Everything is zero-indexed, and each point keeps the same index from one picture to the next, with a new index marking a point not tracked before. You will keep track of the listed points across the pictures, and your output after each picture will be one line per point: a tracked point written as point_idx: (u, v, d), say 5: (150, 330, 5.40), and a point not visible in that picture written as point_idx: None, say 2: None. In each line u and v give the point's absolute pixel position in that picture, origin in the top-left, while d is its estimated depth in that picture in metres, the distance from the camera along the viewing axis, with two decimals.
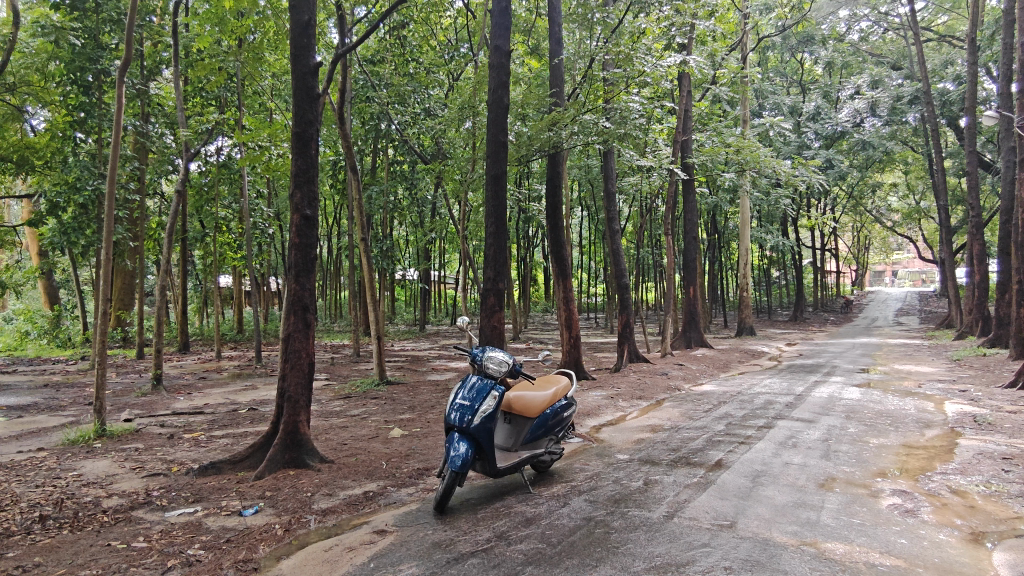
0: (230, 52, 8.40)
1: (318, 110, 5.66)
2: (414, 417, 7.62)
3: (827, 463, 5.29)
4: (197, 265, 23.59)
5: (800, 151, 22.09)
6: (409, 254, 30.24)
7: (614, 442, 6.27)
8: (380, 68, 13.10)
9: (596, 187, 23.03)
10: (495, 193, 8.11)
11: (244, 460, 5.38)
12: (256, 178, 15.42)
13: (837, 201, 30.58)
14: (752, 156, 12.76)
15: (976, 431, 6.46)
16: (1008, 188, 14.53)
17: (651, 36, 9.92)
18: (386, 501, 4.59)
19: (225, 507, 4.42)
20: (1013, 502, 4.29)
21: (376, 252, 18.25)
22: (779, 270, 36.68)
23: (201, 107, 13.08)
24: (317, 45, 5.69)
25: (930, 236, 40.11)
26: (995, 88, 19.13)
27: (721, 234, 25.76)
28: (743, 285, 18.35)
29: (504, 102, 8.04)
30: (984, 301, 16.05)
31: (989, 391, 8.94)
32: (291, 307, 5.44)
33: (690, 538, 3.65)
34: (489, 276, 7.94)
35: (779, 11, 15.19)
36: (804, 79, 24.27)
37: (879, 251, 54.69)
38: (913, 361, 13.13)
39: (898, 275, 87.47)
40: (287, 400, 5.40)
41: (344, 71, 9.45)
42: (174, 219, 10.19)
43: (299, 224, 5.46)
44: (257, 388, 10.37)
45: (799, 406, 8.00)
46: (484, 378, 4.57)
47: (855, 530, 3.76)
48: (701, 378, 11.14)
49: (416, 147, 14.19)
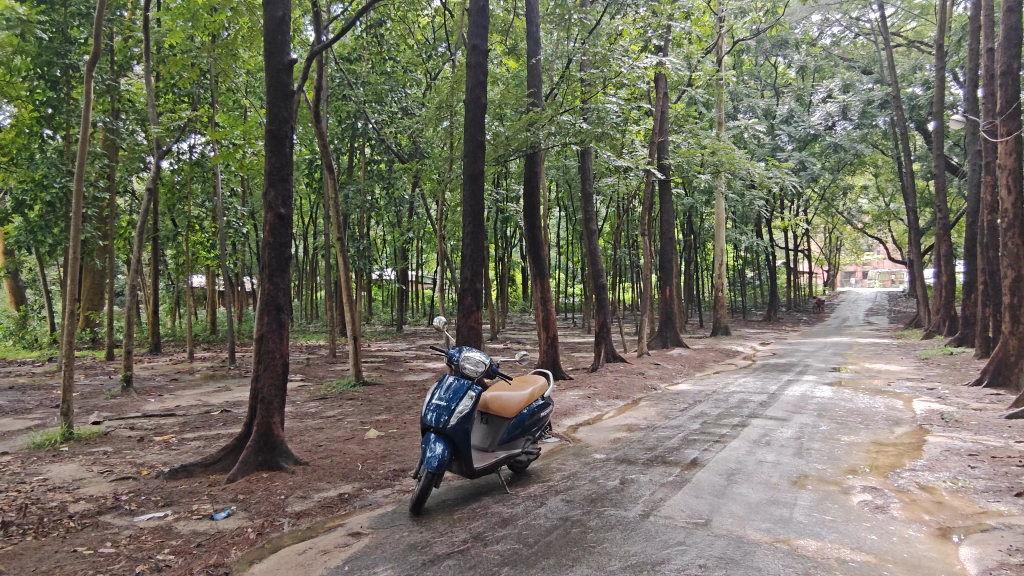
0: (202, 48, 8.24)
1: (292, 108, 5.59)
2: (390, 418, 7.57)
3: (799, 461, 5.36)
4: (169, 264, 23.21)
5: (773, 153, 22.44)
6: (386, 254, 30.08)
7: (590, 442, 6.27)
8: (357, 66, 13.05)
9: (573, 188, 23.15)
10: (472, 193, 8.06)
11: (216, 463, 5.28)
12: (229, 176, 15.11)
13: (810, 203, 31.02)
14: (727, 157, 13.08)
15: (943, 429, 6.59)
16: (974, 191, 14.86)
17: (628, 39, 10.07)
18: (361, 503, 4.55)
19: (196, 510, 4.34)
20: (979, 498, 4.39)
21: (352, 252, 18.13)
22: (754, 270, 37.28)
23: (174, 103, 12.78)
24: (293, 42, 5.61)
25: (899, 237, 40.89)
26: (961, 93, 19.69)
27: (696, 235, 26.04)
28: (719, 286, 18.50)
29: (482, 102, 8.02)
30: (951, 301, 16.52)
31: (955, 389, 9.13)
32: (265, 307, 5.36)
33: (665, 536, 3.67)
34: (465, 276, 7.90)
35: (754, 15, 15.32)
36: (777, 82, 24.71)
37: (850, 252, 55.62)
38: (884, 360, 13.31)
39: (868, 274, 89.29)
40: (261, 401, 5.33)
41: (321, 68, 9.22)
42: (146, 217, 9.80)
43: (273, 223, 5.38)
44: (230, 389, 10.27)
45: (772, 405, 8.08)
46: (460, 378, 4.56)
47: (827, 527, 3.81)
48: (677, 378, 11.19)
49: (393, 145, 14.13)
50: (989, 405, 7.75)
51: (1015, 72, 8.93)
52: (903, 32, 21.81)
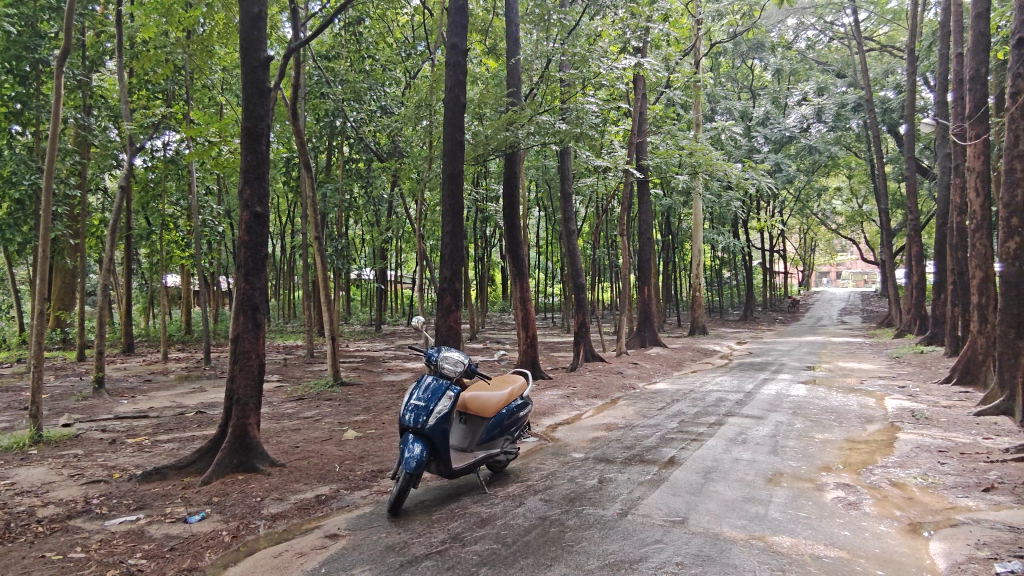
0: (177, 44, 8.10)
1: (268, 106, 5.52)
2: (368, 419, 7.52)
3: (774, 459, 5.43)
4: (142, 264, 22.82)
5: (749, 154, 22.71)
6: (365, 253, 29.86)
7: (569, 442, 6.28)
8: (335, 64, 12.96)
9: (553, 188, 23.22)
10: (450, 193, 8.02)
11: (190, 465, 5.20)
12: (204, 174, 14.86)
13: (786, 205, 31.46)
14: (705, 159, 13.21)
15: (914, 425, 6.73)
16: (944, 193, 15.17)
17: (607, 39, 10.16)
18: (338, 505, 4.51)
19: (170, 514, 4.27)
20: (949, 493, 4.49)
21: (330, 252, 17.98)
22: (731, 270, 37.67)
23: (147, 100, 12.57)
24: (269, 38, 5.54)
25: (872, 238, 41.61)
26: (932, 96, 20.12)
27: (674, 235, 26.24)
28: (696, 286, 18.63)
29: (461, 101, 7.99)
30: (921, 301, 16.89)
31: (926, 387, 9.32)
32: (240, 307, 5.29)
33: (643, 534, 3.70)
34: (444, 276, 7.88)
35: (731, 17, 15.43)
36: (754, 85, 25.02)
37: (824, 253, 56.44)
38: (857, 359, 13.54)
39: (842, 275, 90.80)
40: (236, 402, 5.26)
41: (298, 66, 9.09)
42: (118, 214, 9.57)
43: (249, 222, 5.31)
44: (204, 390, 10.10)
45: (748, 403, 8.18)
46: (439, 378, 4.54)
47: (801, 524, 3.87)
48: (655, 377, 11.28)
49: (372, 144, 14.06)
50: (957, 403, 7.94)
51: (983, 77, 9.07)
52: (876, 36, 22.22)
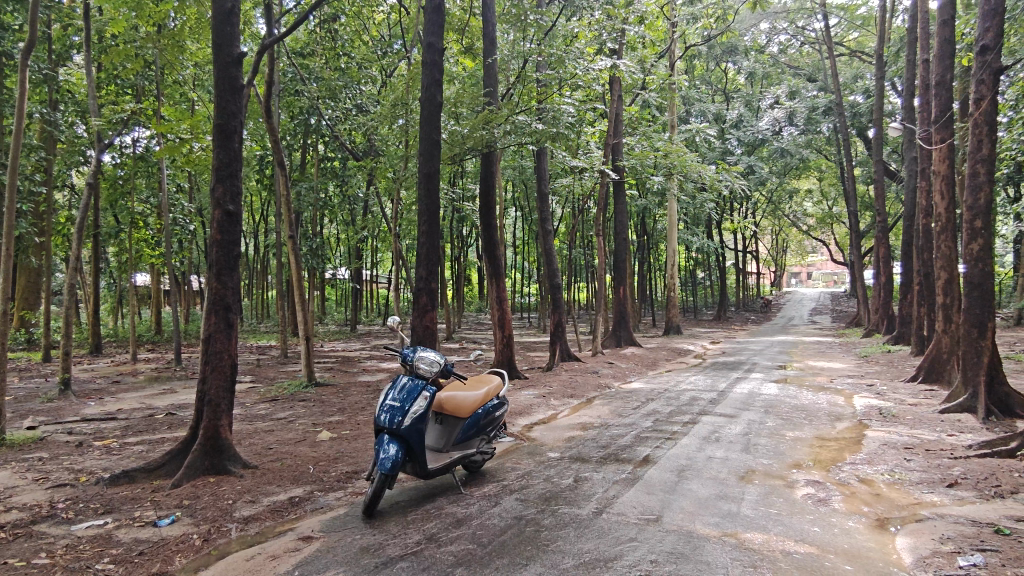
0: (147, 39, 7.94)
1: (241, 102, 5.44)
2: (343, 420, 7.45)
3: (747, 457, 5.51)
4: (111, 263, 22.35)
5: (723, 156, 22.97)
6: (340, 253, 29.59)
7: (545, 442, 6.30)
8: (310, 61, 12.84)
9: (529, 188, 23.30)
10: (426, 192, 7.98)
11: (160, 468, 5.11)
12: (175, 171, 14.59)
13: (759, 206, 31.91)
14: (679, 160, 13.38)
15: (881, 423, 6.89)
16: (910, 195, 15.53)
17: (583, 40, 10.21)
18: (312, 507, 4.47)
19: (138, 517, 4.19)
20: (915, 489, 4.60)
21: (305, 251, 17.77)
22: (704, 270, 38.09)
23: (116, 96, 12.32)
24: (241, 34, 5.46)
25: (841, 239, 42.39)
26: (899, 101, 20.61)
27: (649, 236, 26.46)
28: (671, 286, 18.76)
29: (437, 100, 7.94)
30: (888, 301, 17.29)
31: (893, 385, 9.54)
32: (212, 307, 5.21)
33: (618, 532, 3.73)
34: (420, 275, 7.84)
35: (705, 20, 15.61)
36: (727, 87, 25.33)
37: (796, 254, 57.34)
38: (827, 358, 13.80)
39: (812, 276, 92.45)
40: (208, 404, 5.17)
41: (272, 62, 8.95)
42: (85, 212, 9.33)
43: (221, 220, 5.24)
44: (175, 391, 9.92)
45: (722, 402, 8.29)
46: (415, 379, 4.51)
47: (772, 520, 3.93)
48: (630, 377, 11.37)
49: (347, 142, 13.94)
50: (924, 400, 8.14)
51: (949, 83, 9.26)
52: (846, 41, 22.68)
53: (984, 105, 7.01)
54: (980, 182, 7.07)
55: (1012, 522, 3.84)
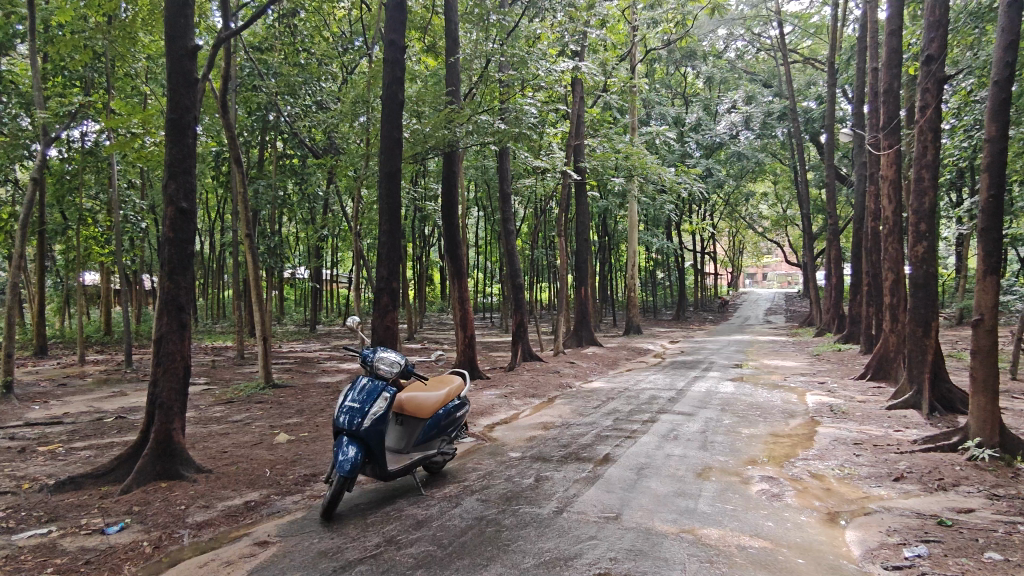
0: (96, 29, 7.67)
1: (195, 97, 5.30)
2: (301, 422, 7.33)
3: (704, 454, 5.61)
4: (57, 261, 21.52)
5: (682, 159, 23.33)
6: (299, 252, 29.06)
7: (506, 441, 6.31)
8: (268, 56, 12.58)
9: (491, 187, 23.34)
10: (388, 191, 7.90)
11: (108, 473, 4.93)
12: (126, 166, 14.10)
13: (717, 208, 32.57)
14: (640, 162, 13.54)
15: (832, 419, 7.10)
16: (860, 199, 16.06)
17: (545, 42, 10.28)
18: (268, 511, 4.38)
19: (85, 525, 4.05)
20: (864, 483, 4.76)
21: (262, 250, 17.40)
22: (664, 271, 38.64)
23: (64, 87, 11.86)
24: (196, 27, 5.31)
25: (795, 241, 43.58)
26: (849, 108, 21.31)
27: (610, 237, 26.74)
28: (631, 286, 18.94)
29: (399, 98, 7.85)
30: (839, 301, 17.84)
31: (843, 383, 9.86)
32: (163, 306, 5.06)
33: (578, 531, 3.75)
34: (381, 275, 7.75)
35: (664, 25, 15.84)
36: (686, 91, 25.78)
37: (751, 256, 58.59)
38: (780, 356, 14.17)
39: (767, 276, 94.90)
40: (160, 407, 5.01)
41: (228, 57, 8.72)
42: (28, 206, 8.96)
43: (174, 217, 5.10)
44: (126, 394, 9.59)
45: (680, 400, 8.43)
46: (374, 380, 4.44)
47: (728, 516, 4.01)
48: (591, 376, 11.47)
49: (306, 139, 13.71)
50: (872, 397, 8.42)
51: (896, 91, 9.60)
52: (799, 48, 23.32)
53: (928, 112, 7.28)
54: (925, 187, 7.36)
55: (953, 513, 4.01)
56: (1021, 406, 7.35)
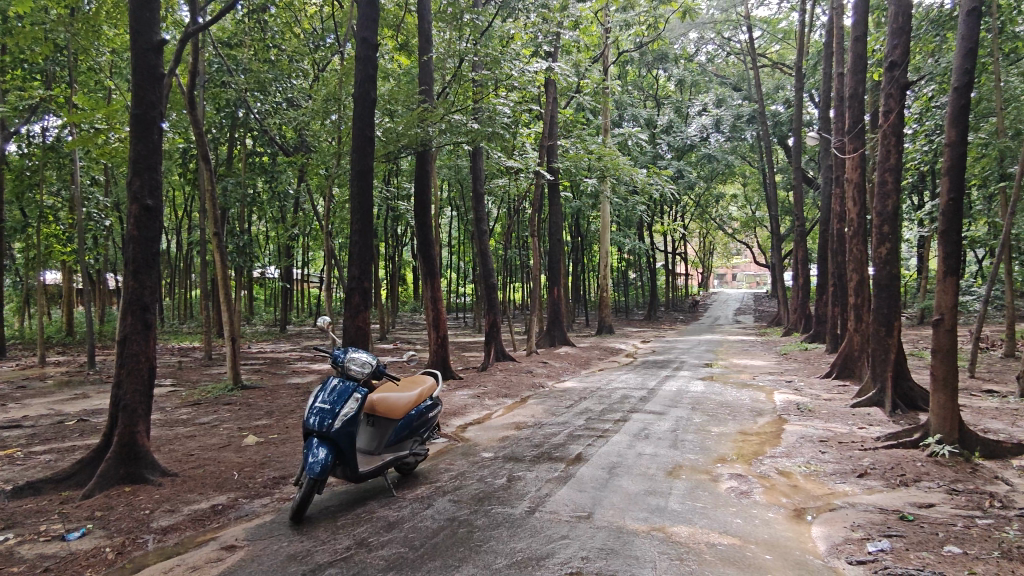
0: (57, 22, 7.44)
1: (161, 93, 5.18)
2: (270, 424, 7.21)
3: (674, 452, 5.68)
4: (16, 260, 20.87)
5: (653, 160, 23.53)
6: (269, 251, 28.66)
7: (478, 442, 6.31)
8: (237, 52, 12.38)
9: (465, 187, 23.30)
10: (360, 190, 7.80)
11: (69, 478, 4.80)
12: (89, 163, 13.73)
13: (687, 210, 32.96)
14: (612, 163, 13.63)
15: (798, 418, 7.22)
16: (827, 201, 16.36)
17: (519, 43, 10.31)
18: (236, 515, 4.30)
19: (45, 532, 3.93)
20: (829, 480, 4.86)
21: (231, 249, 17.08)
22: (636, 271, 38.95)
23: (23, 80, 11.50)
24: (162, 21, 5.19)
25: (763, 243, 44.34)
26: (816, 112, 21.76)
27: (582, 237, 26.90)
28: (603, 287, 19.02)
29: (371, 96, 7.74)
30: (806, 301, 18.20)
31: (810, 381, 10.06)
32: (127, 307, 4.94)
33: (550, 531, 3.76)
34: (353, 275, 7.66)
35: (637, 28, 15.98)
36: (658, 94, 26.06)
37: (721, 258, 59.48)
38: (749, 355, 14.40)
39: (737, 277, 96.31)
40: (123, 409, 4.90)
41: (196, 53, 8.53)
42: None
43: (138, 216, 4.98)
44: (88, 397, 9.34)
45: (651, 400, 8.52)
46: (345, 380, 4.39)
47: (697, 514, 4.06)
48: (564, 375, 11.51)
49: (277, 137, 13.52)
50: (837, 395, 8.60)
51: (861, 96, 9.80)
52: (768, 53, 23.72)
53: (891, 117, 7.44)
54: (888, 191, 7.55)
55: (915, 508, 4.12)
56: (979, 403, 7.57)
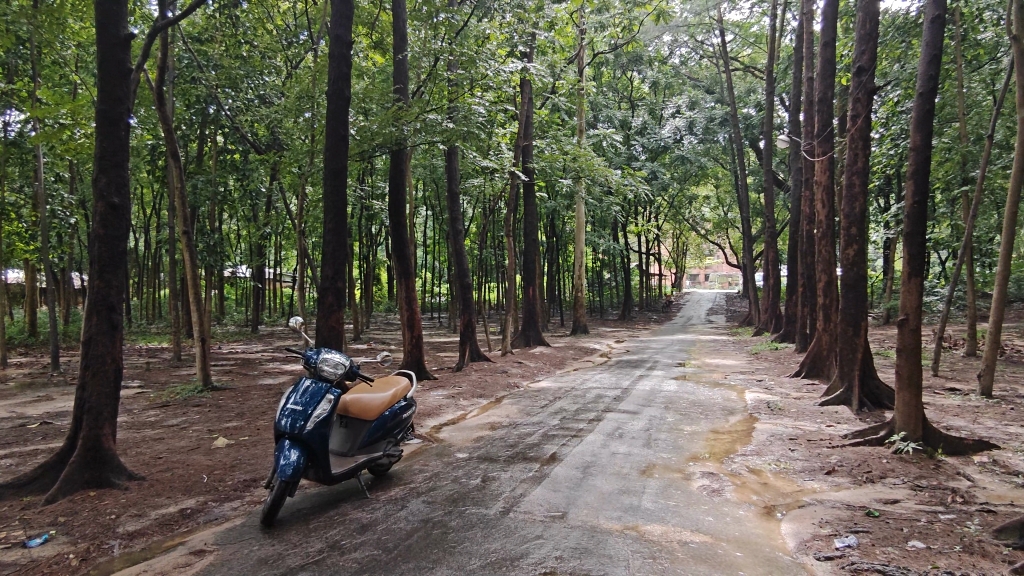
0: (20, 14, 7.21)
1: (128, 88, 5.06)
2: (241, 425, 7.11)
3: (647, 451, 5.73)
4: None
5: (628, 162, 23.68)
6: (240, 250, 28.23)
7: (453, 442, 6.29)
8: (208, 48, 12.15)
9: (440, 187, 23.22)
10: (333, 188, 7.71)
11: (31, 483, 4.67)
12: (53, 159, 13.36)
13: (661, 211, 33.28)
14: (587, 164, 13.69)
15: (769, 416, 7.34)
16: (796, 202, 16.66)
17: (494, 42, 10.29)
18: (205, 518, 4.23)
19: (5, 538, 3.82)
20: (798, 477, 4.95)
21: (201, 247, 16.78)
22: (610, 271, 39.19)
23: None
24: (130, 15, 5.06)
25: (734, 244, 44.93)
26: (786, 115, 22.12)
27: (557, 237, 26.99)
28: (577, 286, 19.11)
29: (344, 94, 7.66)
30: (776, 301, 18.48)
31: (780, 380, 10.22)
32: (93, 307, 4.83)
33: (524, 531, 3.76)
34: (326, 275, 7.57)
35: (612, 29, 16.08)
36: (632, 95, 26.28)
37: (694, 257, 60.20)
38: (721, 355, 14.59)
39: (709, 277, 97.47)
40: (88, 412, 4.78)
41: (165, 48, 8.35)
42: None
43: (104, 214, 4.86)
44: (52, 399, 9.09)
45: (625, 399, 8.58)
46: (318, 382, 4.35)
47: (670, 512, 4.10)
48: (538, 375, 11.52)
49: (248, 134, 13.31)
50: (806, 394, 8.75)
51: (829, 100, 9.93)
52: (740, 57, 24.06)
53: (859, 122, 7.57)
54: (856, 193, 7.70)
55: (881, 505, 4.21)
56: (942, 401, 7.77)
